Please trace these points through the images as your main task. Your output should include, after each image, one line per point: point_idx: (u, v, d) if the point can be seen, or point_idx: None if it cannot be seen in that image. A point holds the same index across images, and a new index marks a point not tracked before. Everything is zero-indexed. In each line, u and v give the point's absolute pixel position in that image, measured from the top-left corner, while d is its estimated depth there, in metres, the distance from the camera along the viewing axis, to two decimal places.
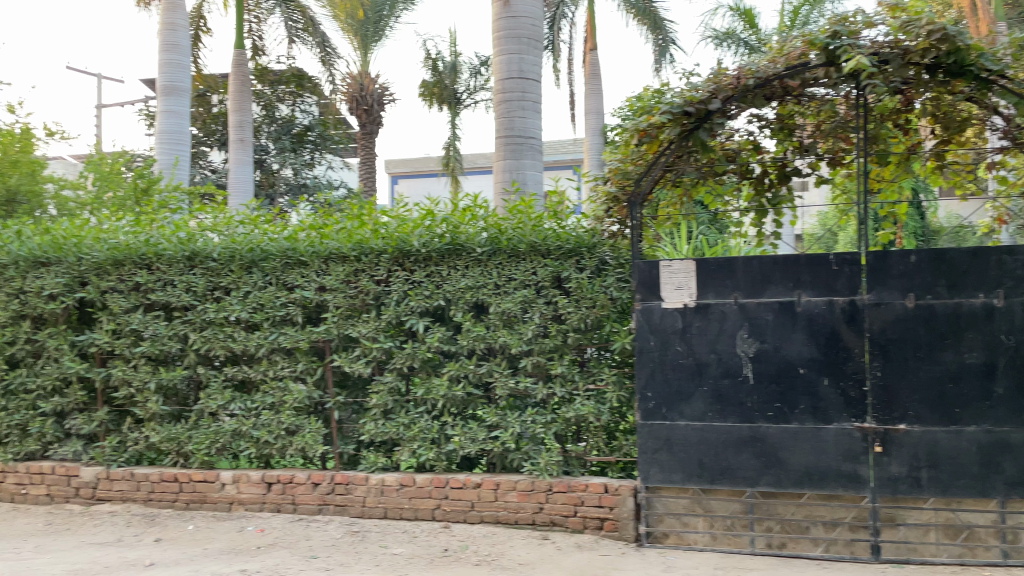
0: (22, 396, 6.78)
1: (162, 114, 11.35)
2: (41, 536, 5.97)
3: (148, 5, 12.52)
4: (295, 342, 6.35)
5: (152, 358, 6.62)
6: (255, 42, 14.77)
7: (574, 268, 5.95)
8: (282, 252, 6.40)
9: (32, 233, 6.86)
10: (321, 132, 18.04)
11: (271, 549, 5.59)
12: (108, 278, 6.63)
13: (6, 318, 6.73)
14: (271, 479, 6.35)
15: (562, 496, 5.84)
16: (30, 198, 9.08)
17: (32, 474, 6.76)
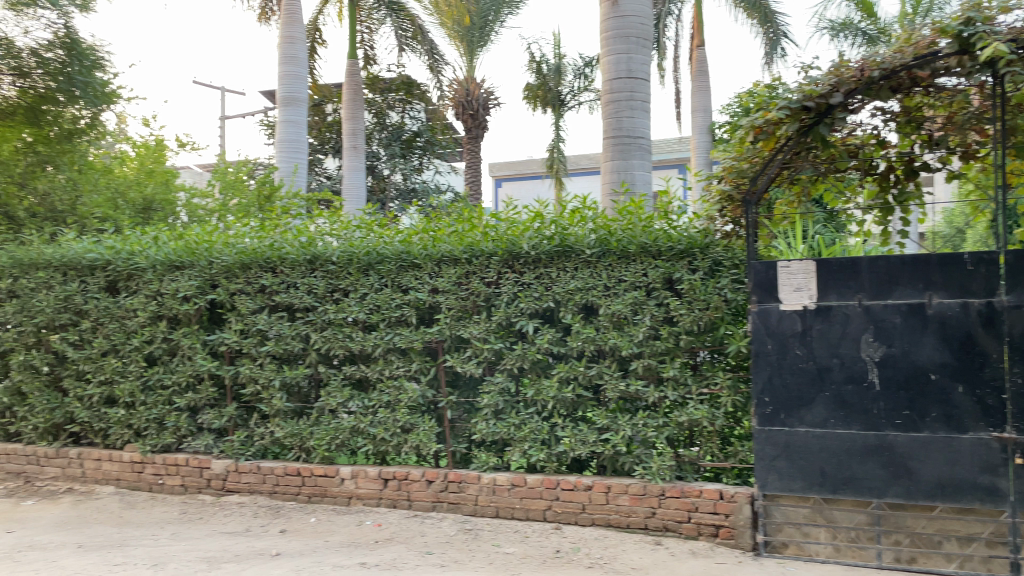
0: (159, 391, 7.22)
1: (282, 123, 11.88)
2: (177, 524, 6.35)
3: (268, 20, 13.14)
4: (410, 342, 6.50)
5: (276, 357, 6.93)
6: (367, 52, 15.25)
7: (686, 269, 5.84)
8: (397, 255, 6.58)
9: (167, 239, 7.35)
10: (429, 137, 18.46)
11: (388, 544, 5.74)
12: (236, 281, 7.00)
13: (145, 318, 7.19)
14: (388, 475, 6.54)
15: (675, 501, 5.75)
16: (164, 206, 9.58)
17: (168, 465, 7.20)
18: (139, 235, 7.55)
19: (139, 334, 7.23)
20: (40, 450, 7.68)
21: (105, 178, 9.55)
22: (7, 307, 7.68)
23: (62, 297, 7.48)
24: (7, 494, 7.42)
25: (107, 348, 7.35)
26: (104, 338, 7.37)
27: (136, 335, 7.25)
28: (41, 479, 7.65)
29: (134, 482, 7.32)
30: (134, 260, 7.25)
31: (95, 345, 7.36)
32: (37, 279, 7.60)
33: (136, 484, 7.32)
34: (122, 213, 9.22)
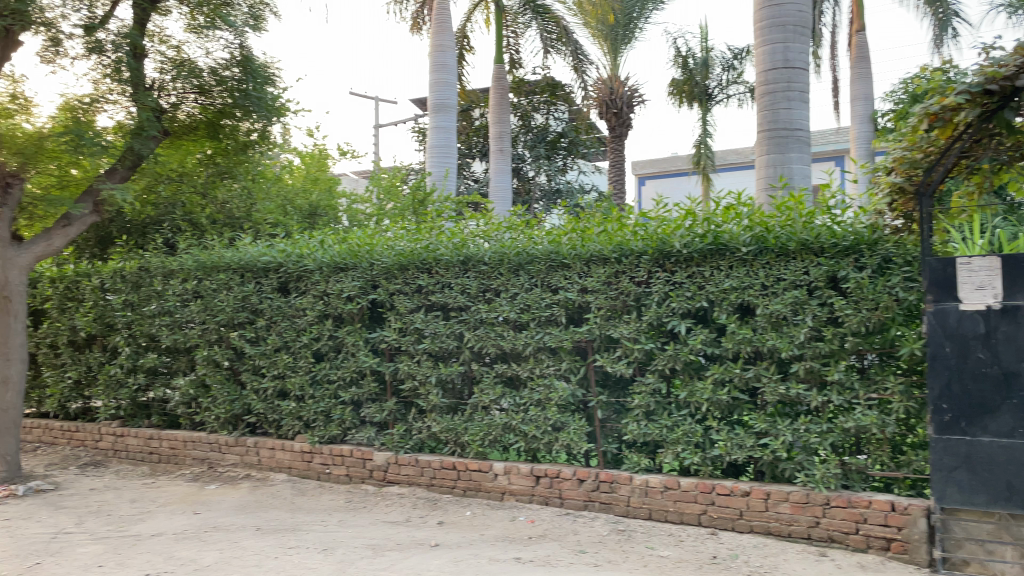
0: (325, 386, 7.66)
1: (432, 129, 12.29)
2: (343, 512, 6.71)
3: (419, 30, 13.62)
4: (559, 342, 6.54)
5: (432, 354, 7.18)
6: (512, 56, 15.50)
7: (853, 267, 5.51)
8: (547, 255, 6.63)
9: (332, 243, 7.84)
10: (574, 137, 18.49)
11: (542, 540, 5.81)
12: (395, 281, 7.31)
13: (313, 317, 7.65)
14: (540, 473, 6.62)
15: (841, 512, 5.46)
16: (327, 212, 10.38)
17: (334, 455, 7.62)
18: (306, 239, 8.10)
19: (308, 332, 7.71)
20: (221, 438, 8.31)
21: (276, 186, 10.42)
22: (193, 306, 8.39)
23: (240, 297, 8.10)
24: (194, 478, 8.11)
25: (280, 345, 7.88)
26: (277, 335, 7.91)
27: (305, 333, 7.73)
28: (222, 465, 8.29)
29: (304, 470, 7.80)
30: (303, 262, 7.76)
31: (269, 342, 7.91)
32: (218, 281, 8.26)
33: (306, 472, 7.79)
34: (291, 219, 10.04)
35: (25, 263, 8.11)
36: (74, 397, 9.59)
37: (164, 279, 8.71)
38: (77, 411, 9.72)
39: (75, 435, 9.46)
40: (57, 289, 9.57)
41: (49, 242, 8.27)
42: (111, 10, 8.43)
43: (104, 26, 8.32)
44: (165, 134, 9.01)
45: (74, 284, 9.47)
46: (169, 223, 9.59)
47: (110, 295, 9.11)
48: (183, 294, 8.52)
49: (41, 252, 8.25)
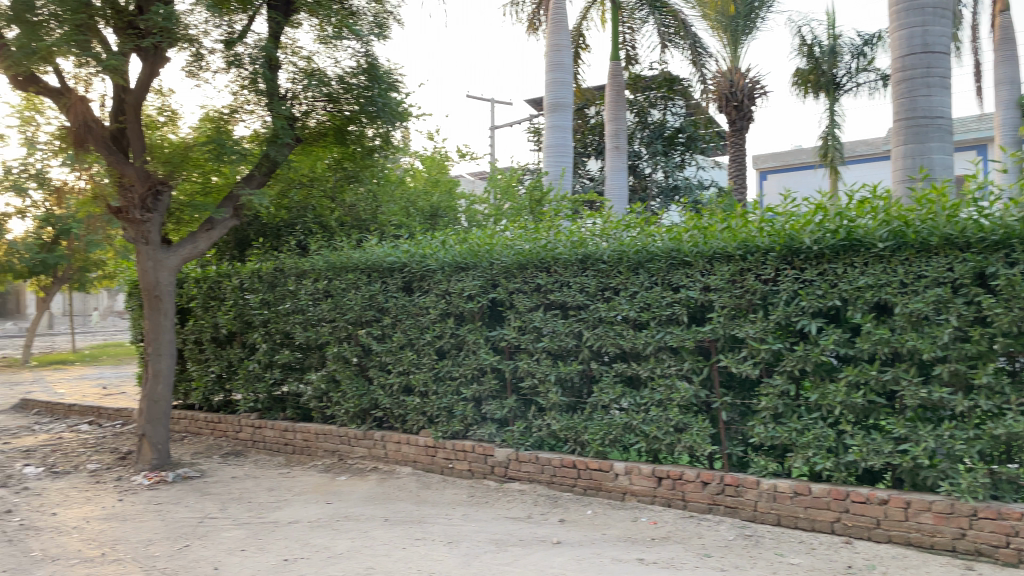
0: (448, 382, 7.84)
1: (549, 129, 12.35)
2: (466, 507, 6.84)
3: (536, 30, 13.71)
4: (681, 341, 6.43)
5: (551, 353, 7.21)
6: (628, 53, 15.37)
7: (1003, 262, 5.12)
8: (668, 253, 6.53)
9: (454, 244, 8.03)
10: (693, 132, 18.07)
11: (665, 542, 5.73)
12: (514, 280, 7.39)
13: (436, 315, 7.85)
14: (662, 474, 6.53)
15: (990, 524, 5.10)
16: (448, 213, 10.65)
17: (456, 450, 7.78)
18: (429, 240, 8.35)
19: (431, 330, 7.92)
20: (350, 432, 8.65)
21: (399, 189, 10.77)
22: (323, 305, 8.78)
23: (367, 296, 8.41)
24: (325, 469, 8.48)
25: (405, 342, 8.13)
26: (402, 333, 8.16)
27: (429, 331, 7.94)
28: (351, 457, 8.62)
29: (428, 465, 8.01)
30: (426, 262, 7.98)
31: (394, 339, 8.18)
32: (347, 280, 8.62)
33: (430, 466, 8.00)
34: (413, 220, 10.37)
35: (174, 264, 8.70)
36: (217, 390, 10.23)
37: (296, 279, 9.17)
38: (220, 403, 10.36)
39: (218, 426, 10.08)
40: (202, 288, 10.25)
41: (194, 244, 8.83)
42: (248, 25, 8.92)
43: (242, 40, 8.78)
44: (297, 142, 9.44)
45: (216, 284, 10.11)
46: (301, 226, 10.07)
47: (248, 294, 9.66)
48: (314, 292, 8.93)
49: (188, 254, 8.81)
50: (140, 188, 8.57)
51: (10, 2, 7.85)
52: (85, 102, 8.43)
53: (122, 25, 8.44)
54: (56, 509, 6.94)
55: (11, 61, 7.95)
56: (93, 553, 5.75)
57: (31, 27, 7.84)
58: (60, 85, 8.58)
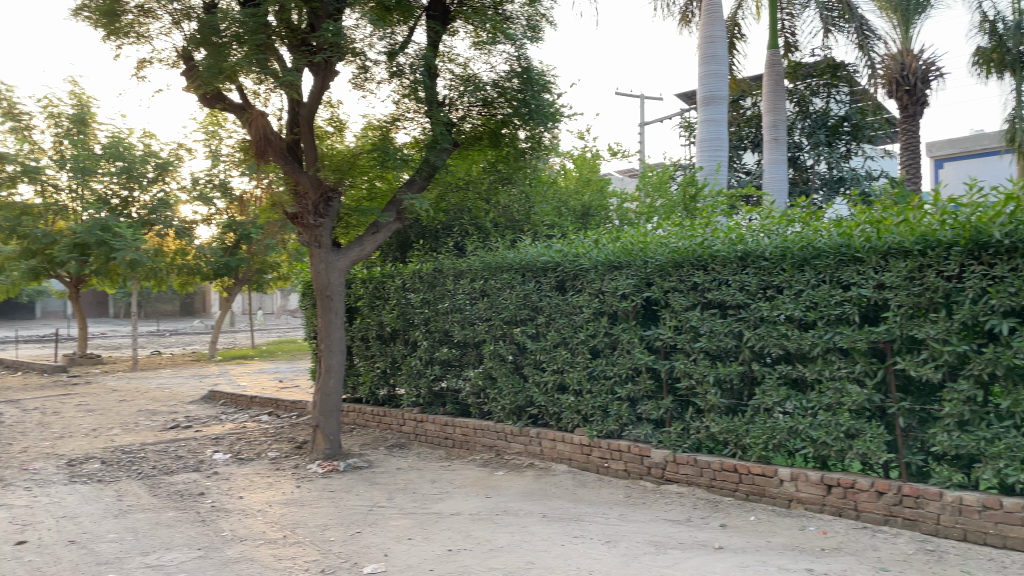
0: (603, 381, 7.83)
1: (703, 123, 12.08)
2: (623, 507, 6.81)
3: (688, 22, 13.40)
4: (852, 342, 6.09)
5: (710, 353, 7.03)
6: (787, 40, 14.76)
7: None
8: (836, 249, 6.19)
9: (607, 243, 8.01)
10: (858, 120, 17.11)
11: (835, 553, 5.45)
12: (670, 279, 7.26)
13: (590, 314, 7.86)
14: (831, 482, 6.22)
15: None
16: (599, 211, 10.67)
17: (612, 450, 7.76)
18: (583, 239, 8.41)
19: (585, 329, 7.94)
20: (507, 428, 8.83)
21: (551, 190, 10.90)
22: (480, 304, 9.02)
23: (521, 295, 8.56)
24: (483, 464, 8.71)
25: (559, 340, 8.20)
26: (556, 331, 8.23)
27: (582, 330, 7.97)
28: (508, 453, 8.80)
29: (583, 463, 8.03)
30: (580, 261, 8.02)
31: (549, 338, 8.27)
32: (502, 280, 8.80)
33: (585, 465, 8.02)
34: (565, 219, 10.46)
35: (343, 265, 9.27)
36: (382, 384, 10.76)
37: (454, 279, 9.47)
38: (384, 398, 10.89)
39: (383, 419, 10.59)
40: (367, 288, 10.81)
41: (361, 247, 9.33)
42: (409, 36, 9.30)
43: (403, 51, 9.16)
44: (454, 146, 9.74)
45: (380, 284, 10.63)
46: (458, 228, 10.41)
47: (409, 294, 10.09)
48: (471, 292, 9.19)
49: (356, 256, 9.33)
50: (313, 195, 9.15)
51: (200, 27, 8.60)
52: (263, 117, 9.10)
53: (296, 42, 9.01)
54: (243, 492, 7.56)
55: (201, 82, 8.70)
56: (275, 535, 6.20)
57: (217, 49, 8.55)
58: (241, 101, 9.31)
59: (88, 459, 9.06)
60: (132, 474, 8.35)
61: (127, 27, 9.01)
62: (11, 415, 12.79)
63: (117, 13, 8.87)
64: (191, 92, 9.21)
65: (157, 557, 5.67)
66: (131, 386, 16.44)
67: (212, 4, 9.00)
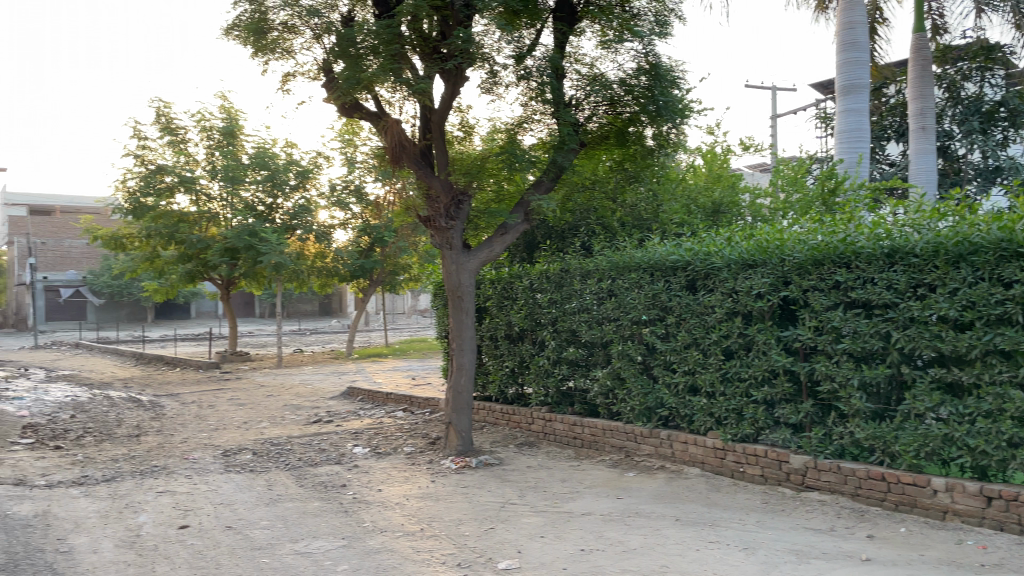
0: (737, 383, 7.62)
1: (841, 114, 11.56)
2: (761, 513, 6.61)
3: (824, 9, 12.82)
4: (1015, 344, 5.64)
5: (854, 355, 6.70)
6: (934, 23, 13.87)
7: None
8: (996, 244, 5.75)
9: (741, 242, 7.78)
10: (1016, 104, 15.76)
11: (998, 570, 5.06)
12: (809, 277, 6.97)
13: (722, 315, 7.66)
14: (992, 493, 5.78)
15: None
16: (731, 208, 10.36)
17: (748, 454, 7.54)
18: (714, 238, 8.24)
19: (717, 329, 7.75)
20: (637, 429, 8.75)
21: (680, 187, 10.73)
22: (608, 304, 8.98)
23: (650, 295, 8.46)
24: (614, 464, 8.68)
25: (690, 341, 8.04)
26: (686, 332, 8.08)
27: (715, 330, 7.78)
28: (638, 454, 8.72)
29: (717, 467, 7.85)
30: (711, 260, 7.84)
31: (679, 339, 8.12)
32: (630, 279, 8.73)
33: (720, 469, 7.83)
34: (695, 217, 10.23)
35: (473, 266, 9.47)
36: (511, 383, 10.92)
37: (582, 279, 9.46)
38: (513, 396, 11.04)
39: (512, 418, 10.73)
40: (496, 288, 10.99)
41: (490, 248, 9.50)
42: (537, 38, 9.39)
43: (531, 53, 9.23)
44: (581, 146, 9.76)
45: (508, 285, 10.79)
46: (585, 228, 10.39)
47: (537, 294, 10.17)
48: (599, 292, 9.17)
49: (485, 257, 9.51)
50: (444, 199, 9.42)
51: (338, 41, 9.03)
52: (397, 124, 9.44)
53: (428, 51, 9.30)
54: (381, 486, 7.87)
55: (340, 92, 9.13)
56: (413, 528, 6.42)
57: (354, 60, 8.93)
58: (376, 109, 9.70)
59: (240, 450, 9.70)
60: (280, 465, 8.86)
61: (273, 43, 9.57)
62: (173, 407, 13.86)
63: (264, 31, 9.43)
64: (331, 103, 9.67)
65: (305, 544, 5.99)
66: (276, 381, 17.46)
67: (349, 17, 9.44)
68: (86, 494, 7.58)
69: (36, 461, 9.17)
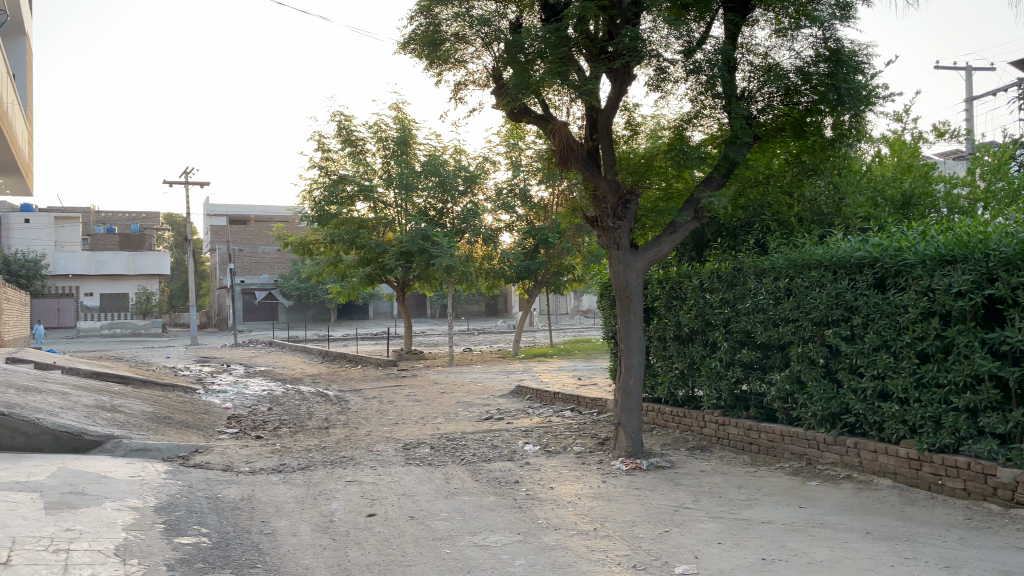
0: (934, 389, 7.03)
1: None
2: (964, 530, 6.07)
3: None
4: None
5: None
6: None
7: None
8: None
9: (937, 237, 7.20)
10: None
11: None
12: (1019, 274, 6.32)
13: (916, 315, 7.11)
14: None
15: None
16: (924, 200, 10.08)
17: (947, 466, 6.95)
18: (905, 233, 7.70)
19: (910, 331, 7.21)
20: (819, 436, 8.32)
21: (865, 179, 10.40)
22: (786, 304, 8.59)
23: (833, 294, 8.01)
24: (794, 472, 8.28)
25: (879, 343, 7.52)
26: (875, 333, 7.56)
27: (908, 331, 7.24)
28: (822, 463, 8.28)
29: (911, 479, 7.30)
30: (903, 256, 7.32)
31: (867, 340, 7.62)
32: (810, 278, 8.32)
33: (914, 481, 7.28)
34: (883, 210, 9.93)
35: (642, 266, 9.38)
36: (680, 385, 10.68)
37: (756, 278, 9.11)
38: (684, 398, 10.79)
39: (683, 420, 10.50)
40: (665, 288, 10.82)
41: (659, 247, 9.37)
42: (707, 31, 9.15)
43: (701, 47, 8.98)
44: (755, 140, 9.43)
45: (677, 285, 10.58)
46: (758, 224, 9.89)
47: (708, 294, 9.90)
48: (775, 291, 8.80)
49: (653, 257, 9.39)
50: (611, 199, 9.41)
51: (507, 48, 9.26)
52: (565, 126, 9.53)
53: (595, 52, 9.32)
54: (554, 484, 7.96)
55: (509, 98, 9.36)
56: (587, 527, 6.45)
57: (523, 66, 9.12)
58: (544, 112, 9.85)
59: (419, 443, 10.15)
60: (456, 459, 9.19)
61: (446, 54, 9.92)
62: (357, 402, 14.76)
63: (438, 42, 9.80)
64: (500, 109, 9.91)
65: (483, 538, 6.18)
66: (450, 379, 18.17)
67: (518, 24, 9.65)
68: (284, 481, 8.23)
69: (241, 449, 10.07)
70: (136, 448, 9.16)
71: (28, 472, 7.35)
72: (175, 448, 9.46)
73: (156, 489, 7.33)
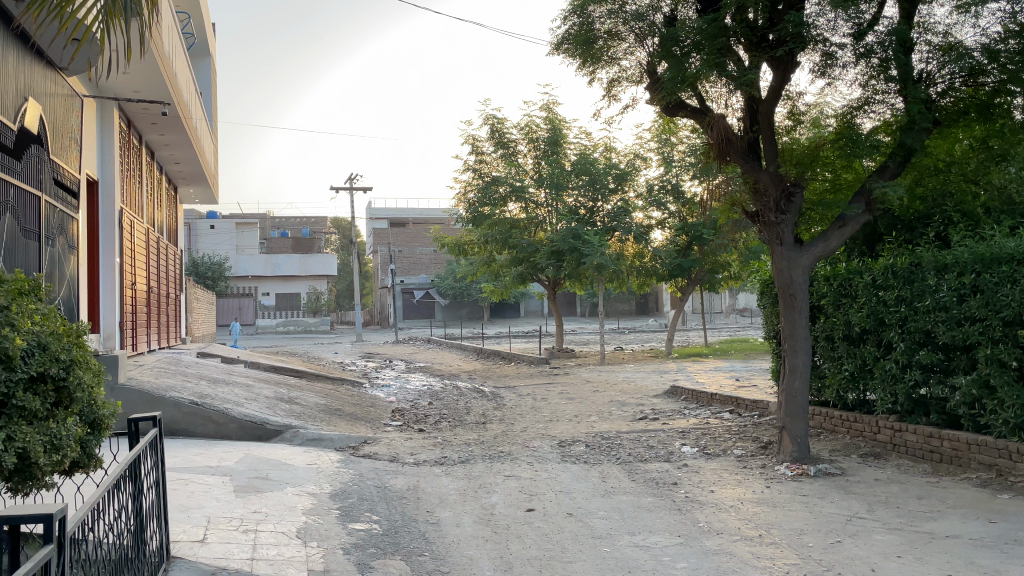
0: None
1: None
2: None
3: None
4: None
5: None
6: None
7: None
8: None
9: None
10: None
11: None
12: None
13: None
14: None
15: None
16: None
17: None
18: None
19: None
20: (1012, 445, 7.60)
21: None
22: (973, 302, 7.91)
23: None
24: (982, 484, 7.61)
25: None
26: None
27: None
28: (1015, 475, 7.54)
29: None
30: None
31: None
32: (1000, 274, 7.62)
33: None
34: None
35: (807, 263, 8.97)
36: (850, 388, 10.08)
37: (937, 274, 8.46)
38: (855, 402, 10.18)
39: (854, 426, 9.93)
40: (832, 286, 10.23)
41: (826, 243, 8.92)
42: (880, 12, 8.55)
43: (872, 29, 8.43)
44: (934, 125, 8.75)
45: (846, 281, 9.99)
46: (939, 216, 9.32)
47: (882, 292, 9.26)
48: (960, 288, 8.13)
49: (820, 252, 8.95)
50: (774, 192, 9.07)
51: (661, 41, 9.08)
52: (722, 118, 9.20)
53: (756, 41, 8.98)
54: (714, 487, 7.75)
55: (664, 93, 9.20)
56: (752, 533, 6.24)
57: (678, 60, 8.94)
58: (700, 105, 9.60)
59: (574, 441, 10.20)
60: (612, 459, 9.16)
61: (599, 52, 9.88)
62: (512, 399, 15.03)
63: (591, 41, 9.78)
64: (655, 104, 9.76)
65: (643, 538, 6.12)
66: (603, 377, 18.10)
67: (673, 17, 9.47)
68: (446, 473, 8.52)
69: (405, 441, 10.53)
70: (311, 438, 9.79)
71: (219, 457, 8.04)
72: (346, 438, 10.02)
73: (330, 477, 7.81)
